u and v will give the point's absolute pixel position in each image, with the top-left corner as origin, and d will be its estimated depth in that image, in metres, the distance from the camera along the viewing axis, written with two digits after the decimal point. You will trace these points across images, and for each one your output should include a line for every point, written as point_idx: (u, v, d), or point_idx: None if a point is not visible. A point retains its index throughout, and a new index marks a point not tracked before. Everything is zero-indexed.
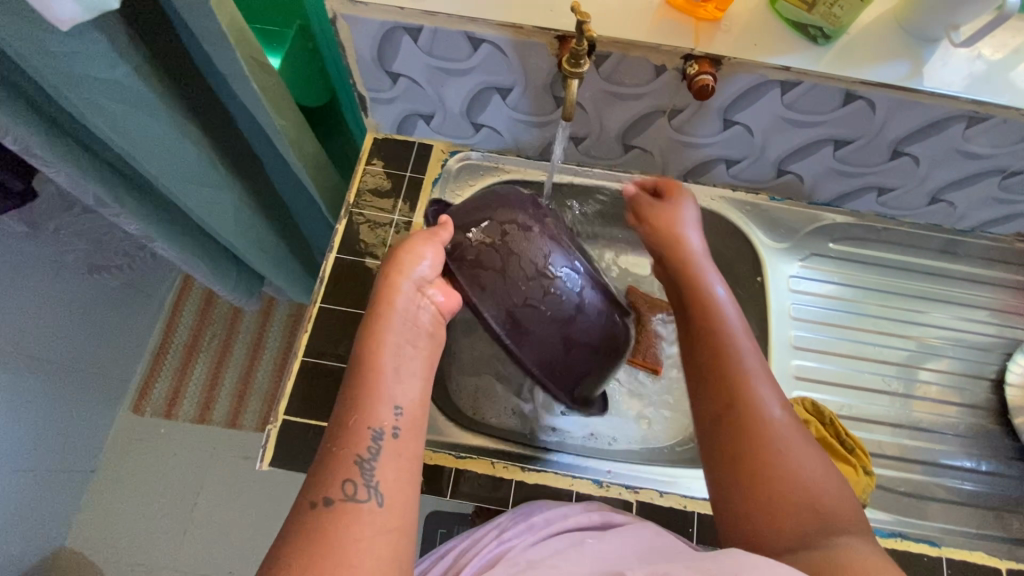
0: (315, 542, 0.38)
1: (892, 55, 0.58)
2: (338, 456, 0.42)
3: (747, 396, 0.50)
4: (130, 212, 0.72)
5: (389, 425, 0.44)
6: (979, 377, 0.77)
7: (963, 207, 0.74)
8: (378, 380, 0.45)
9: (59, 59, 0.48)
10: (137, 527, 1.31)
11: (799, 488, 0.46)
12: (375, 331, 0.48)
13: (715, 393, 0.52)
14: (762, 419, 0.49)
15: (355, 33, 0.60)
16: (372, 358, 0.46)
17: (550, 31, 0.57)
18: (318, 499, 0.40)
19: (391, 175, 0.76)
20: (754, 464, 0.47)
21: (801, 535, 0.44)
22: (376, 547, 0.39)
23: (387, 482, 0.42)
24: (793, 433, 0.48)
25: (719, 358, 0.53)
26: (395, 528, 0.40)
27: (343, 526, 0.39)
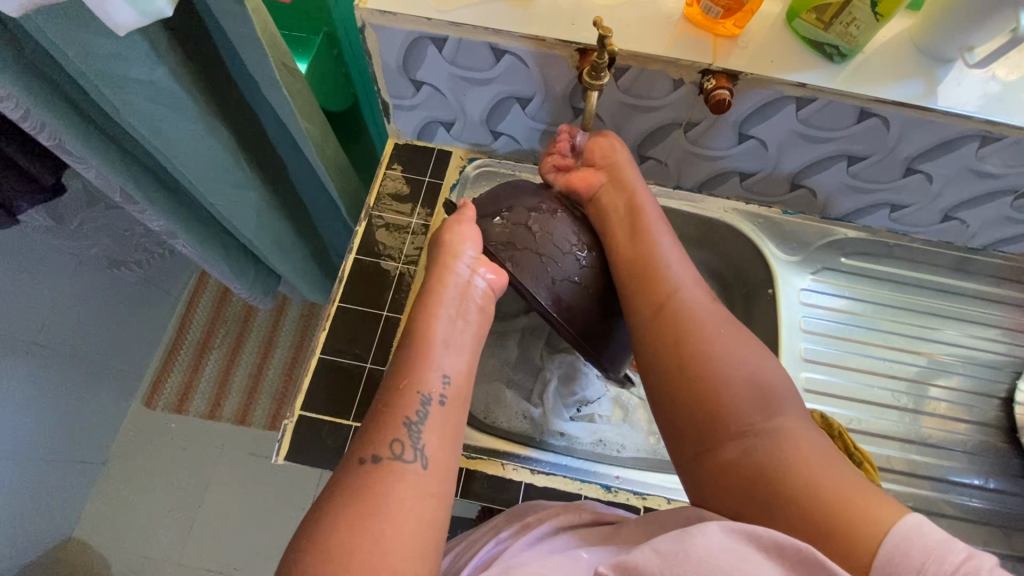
0: (364, 493, 0.44)
1: (907, 74, 0.59)
2: (390, 417, 0.48)
3: (678, 298, 0.57)
4: (157, 209, 0.74)
5: (437, 392, 0.50)
6: (989, 395, 0.77)
7: (976, 225, 0.74)
8: (430, 352, 0.52)
9: (102, 61, 0.50)
10: (145, 520, 1.33)
11: (738, 375, 0.52)
12: (430, 306, 0.55)
13: (650, 302, 0.57)
14: (693, 319, 0.56)
15: (382, 42, 0.62)
16: (425, 330, 0.53)
17: (571, 44, 0.58)
18: (368, 455, 0.47)
19: (410, 180, 0.78)
20: (696, 360, 0.53)
21: (749, 421, 0.50)
22: (415, 505, 0.44)
23: (431, 447, 0.48)
24: (719, 326, 0.56)
25: (650, 267, 0.58)
26: (434, 490, 0.46)
27: (389, 480, 0.45)
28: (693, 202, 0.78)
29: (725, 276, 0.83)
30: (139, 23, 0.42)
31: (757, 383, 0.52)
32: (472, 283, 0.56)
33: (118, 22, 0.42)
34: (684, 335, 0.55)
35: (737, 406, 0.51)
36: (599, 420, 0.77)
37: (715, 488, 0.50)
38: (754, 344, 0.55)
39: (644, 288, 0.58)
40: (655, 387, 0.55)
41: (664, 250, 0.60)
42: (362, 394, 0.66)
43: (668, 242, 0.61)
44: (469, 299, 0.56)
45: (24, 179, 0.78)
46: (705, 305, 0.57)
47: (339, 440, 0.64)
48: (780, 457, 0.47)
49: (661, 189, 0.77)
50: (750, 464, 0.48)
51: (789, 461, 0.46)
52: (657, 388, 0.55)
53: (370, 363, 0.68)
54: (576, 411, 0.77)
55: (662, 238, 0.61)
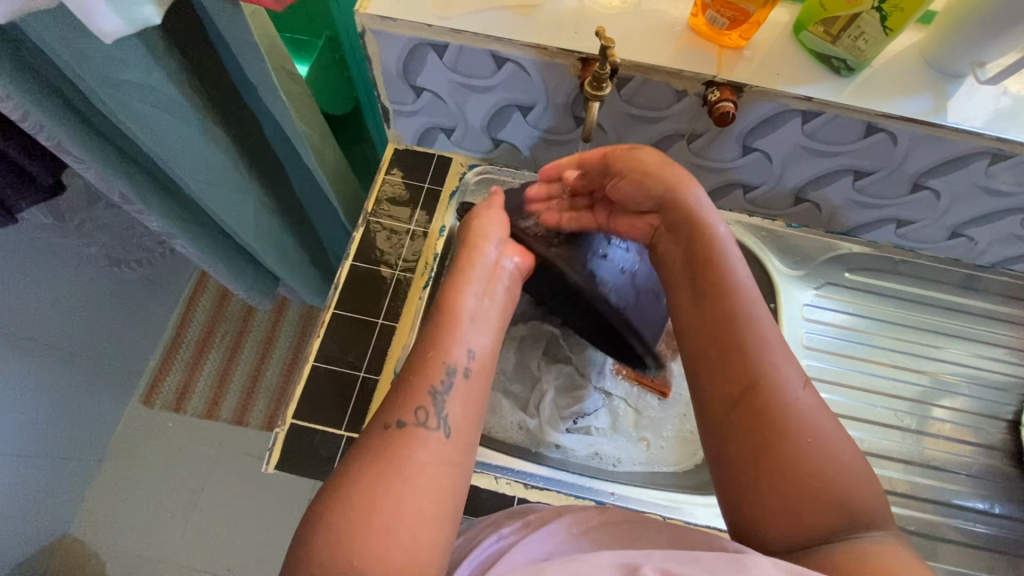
0: (386, 457, 0.43)
1: (915, 89, 0.58)
2: (414, 385, 0.47)
3: (767, 382, 0.49)
4: (154, 212, 0.74)
5: (461, 364, 0.49)
6: (994, 417, 0.75)
7: (984, 242, 0.73)
8: (456, 323, 0.51)
9: (99, 63, 0.50)
10: (139, 520, 1.32)
11: (827, 483, 0.45)
12: (461, 277, 0.54)
13: (728, 381, 0.50)
14: (784, 410, 0.47)
15: (383, 47, 0.61)
16: (452, 301, 0.52)
17: (574, 53, 0.57)
18: (392, 421, 0.45)
19: (410, 186, 0.77)
20: (780, 459, 0.46)
21: (834, 534, 0.44)
22: (436, 473, 0.43)
23: (454, 418, 0.47)
24: (814, 421, 0.47)
25: (733, 341, 0.51)
26: (455, 462, 0.45)
27: (411, 447, 0.44)
28: None
29: None
30: (124, 32, 0.42)
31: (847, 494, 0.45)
32: (499, 264, 0.57)
33: (103, 29, 0.41)
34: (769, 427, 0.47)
35: (820, 516, 0.44)
36: (597, 433, 0.75)
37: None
38: (855, 451, 0.47)
39: (721, 364, 0.51)
40: (721, 474, 0.49)
41: (754, 322, 0.51)
42: (354, 403, 0.65)
43: (760, 308, 0.52)
44: (499, 279, 0.56)
45: (23, 178, 0.77)
46: (800, 395, 0.49)
47: (330, 450, 0.63)
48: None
49: None
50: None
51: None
52: (726, 477, 0.49)
53: (364, 372, 0.67)
54: (573, 424, 0.75)
55: (748, 302, 0.52)
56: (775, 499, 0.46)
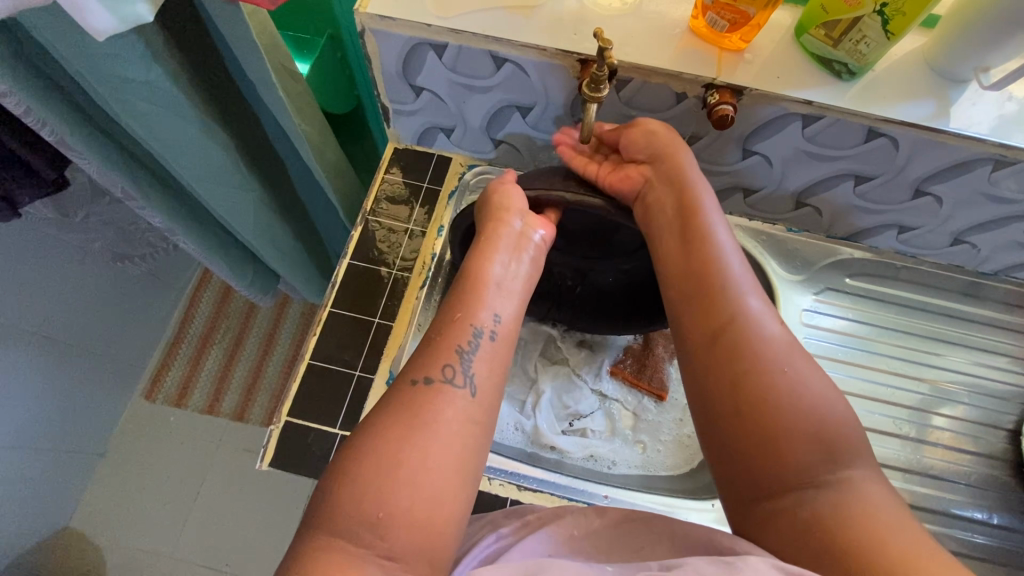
0: (413, 411, 0.43)
1: (918, 94, 0.57)
2: (441, 347, 0.48)
3: (743, 321, 0.51)
4: (156, 207, 0.74)
5: (488, 326, 0.50)
6: (995, 426, 0.74)
7: (987, 249, 0.72)
8: (483, 288, 0.52)
9: (98, 60, 0.50)
10: (138, 514, 1.33)
11: (803, 416, 0.47)
12: (492, 242, 0.55)
13: (706, 323, 0.52)
14: (759, 348, 0.50)
15: (382, 46, 0.61)
16: (479, 267, 0.53)
17: (573, 54, 0.57)
18: (420, 377, 0.46)
19: (409, 185, 0.77)
20: (756, 394, 0.48)
21: (811, 474, 0.45)
22: (461, 429, 0.44)
23: (480, 379, 0.47)
24: (788, 358, 0.50)
25: (712, 284, 0.53)
26: (480, 419, 0.45)
27: (440, 402, 0.44)
28: None
29: None
30: (117, 28, 0.42)
31: (822, 425, 0.47)
32: (525, 235, 0.57)
33: (95, 28, 0.41)
34: (745, 364, 0.49)
35: (796, 447, 0.46)
36: (591, 435, 0.75)
37: (759, 517, 0.47)
38: (831, 386, 0.50)
39: (702, 308, 0.53)
40: (702, 413, 0.51)
41: (731, 266, 0.54)
42: (349, 401, 0.65)
43: (737, 254, 0.55)
44: (527, 248, 0.56)
45: (26, 173, 0.78)
46: (776, 333, 0.51)
47: (325, 448, 0.63)
48: (844, 509, 0.43)
49: None
50: (802, 516, 0.44)
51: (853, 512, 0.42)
52: (706, 414, 0.51)
53: (360, 370, 0.67)
54: (568, 425, 0.75)
55: (727, 248, 0.55)
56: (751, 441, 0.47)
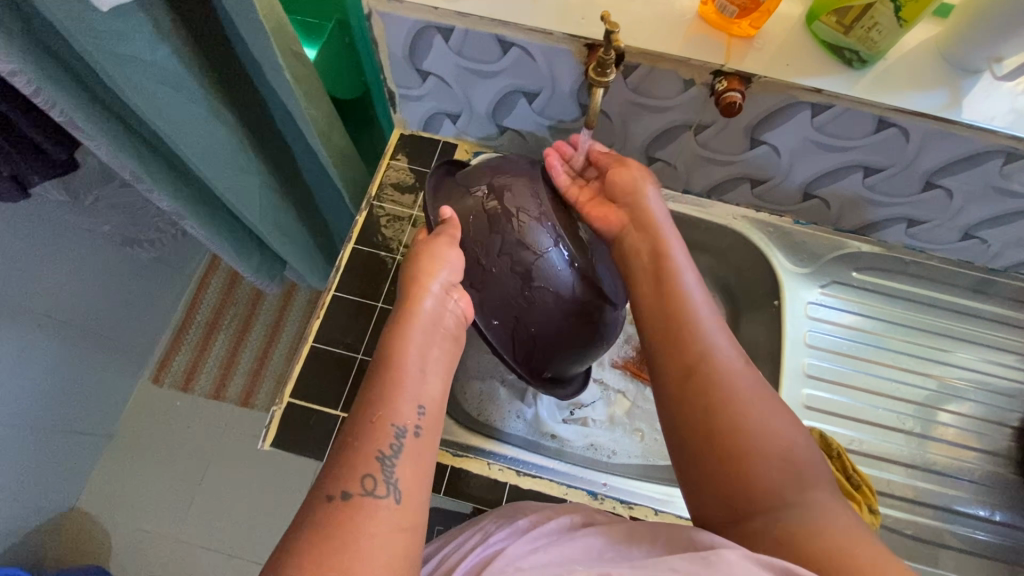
0: (330, 537, 0.38)
1: (931, 84, 0.56)
2: (359, 451, 0.42)
3: (710, 355, 0.50)
4: (163, 190, 0.75)
5: (410, 424, 0.44)
6: (1000, 424, 0.73)
7: (997, 245, 0.71)
8: (403, 377, 0.46)
9: (104, 38, 0.50)
10: (144, 495, 1.34)
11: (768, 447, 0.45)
12: (410, 327, 0.50)
13: (674, 360, 0.51)
14: (725, 382, 0.48)
15: (389, 30, 0.61)
16: (396, 356, 0.48)
17: (580, 39, 0.57)
18: (336, 492, 0.40)
19: (414, 172, 0.77)
20: (723, 430, 0.46)
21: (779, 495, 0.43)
22: (387, 543, 0.39)
23: (406, 482, 0.42)
24: (755, 394, 0.48)
25: (677, 318, 0.53)
26: (409, 526, 0.40)
27: (358, 522, 0.39)
28: (703, 208, 0.76)
29: (731, 285, 0.82)
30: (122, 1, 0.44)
31: (791, 458, 0.44)
32: (442, 312, 0.53)
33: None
34: (711, 400, 0.48)
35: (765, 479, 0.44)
36: (593, 424, 0.76)
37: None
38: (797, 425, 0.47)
39: (668, 344, 0.52)
40: (678, 459, 0.49)
41: (698, 303, 0.53)
42: (351, 384, 0.66)
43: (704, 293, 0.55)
44: (438, 327, 0.52)
45: (36, 152, 0.79)
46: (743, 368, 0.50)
47: (326, 430, 0.64)
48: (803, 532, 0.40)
49: (668, 193, 0.76)
50: (773, 535, 0.41)
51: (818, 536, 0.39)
52: (681, 460, 0.49)
53: (362, 354, 0.67)
54: (569, 414, 0.75)
55: (691, 288, 0.54)
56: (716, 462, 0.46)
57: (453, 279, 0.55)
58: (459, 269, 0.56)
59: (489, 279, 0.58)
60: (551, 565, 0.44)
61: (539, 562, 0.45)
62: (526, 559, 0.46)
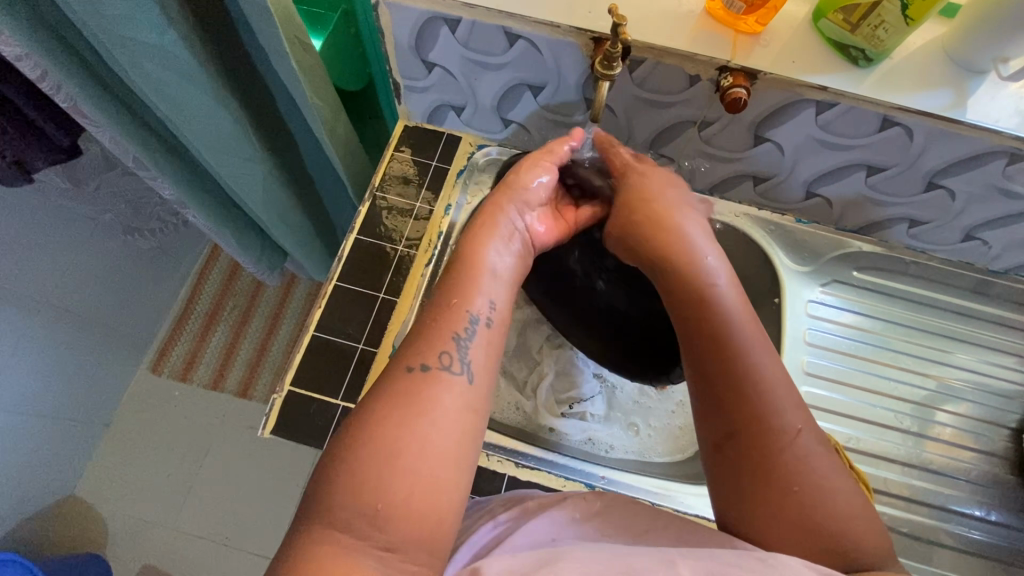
0: (409, 400, 0.40)
1: (935, 84, 0.56)
2: (432, 334, 0.44)
3: (762, 428, 0.46)
4: (166, 177, 0.75)
5: (484, 313, 0.46)
6: (998, 424, 0.74)
7: (998, 247, 0.71)
8: (479, 276, 0.48)
9: (113, 21, 0.50)
10: (140, 485, 1.34)
11: (821, 531, 0.43)
12: (485, 228, 0.51)
13: (720, 429, 0.48)
14: (777, 462, 0.45)
15: (395, 20, 0.61)
16: (475, 251, 0.49)
17: (586, 32, 0.57)
18: (414, 364, 0.42)
19: (417, 164, 0.77)
20: (769, 509, 0.44)
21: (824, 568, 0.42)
22: (456, 420, 0.40)
23: (477, 365, 0.44)
24: (810, 468, 0.45)
25: (725, 384, 0.48)
26: (478, 409, 0.42)
27: (434, 392, 0.41)
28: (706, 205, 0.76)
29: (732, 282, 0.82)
30: None
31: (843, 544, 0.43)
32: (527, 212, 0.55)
33: None
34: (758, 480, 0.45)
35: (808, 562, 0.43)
36: (591, 418, 0.75)
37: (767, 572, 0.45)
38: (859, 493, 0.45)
39: (715, 410, 0.48)
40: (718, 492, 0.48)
41: (756, 364, 0.48)
42: (352, 374, 0.66)
43: (761, 344, 0.49)
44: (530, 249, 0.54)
45: (40, 137, 0.79)
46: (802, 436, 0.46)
47: (326, 418, 0.64)
48: None
49: None
50: None
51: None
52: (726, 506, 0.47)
53: (363, 344, 0.67)
54: (567, 409, 0.75)
55: (758, 353, 0.48)
56: (767, 521, 0.44)
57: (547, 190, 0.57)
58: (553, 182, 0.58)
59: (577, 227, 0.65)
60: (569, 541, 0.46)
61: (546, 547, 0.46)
62: (540, 539, 0.47)
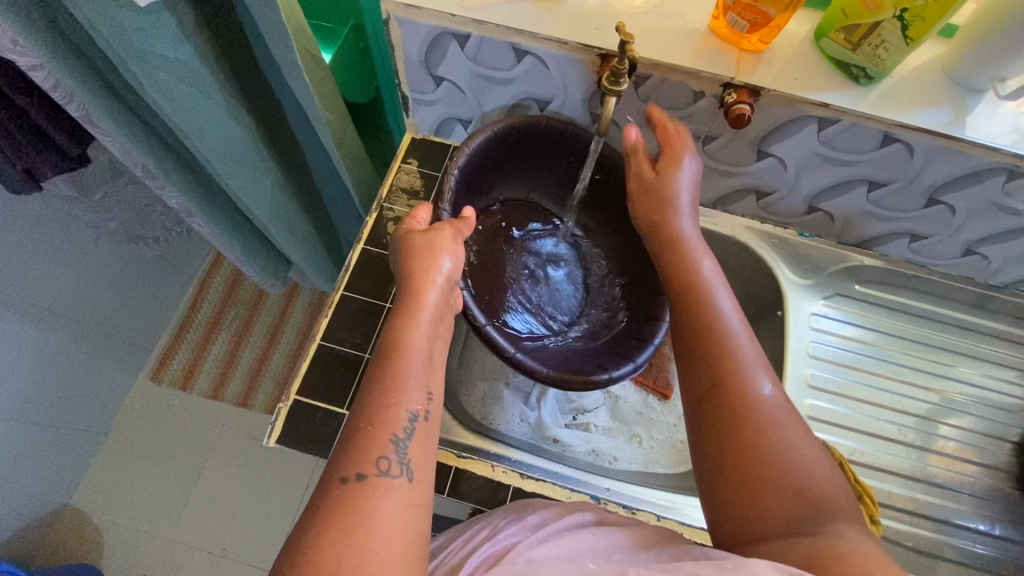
0: (350, 512, 0.40)
1: (935, 102, 0.57)
2: (371, 434, 0.44)
3: (731, 379, 0.50)
4: (175, 186, 0.75)
5: (421, 409, 0.47)
6: (1000, 438, 0.74)
7: (998, 261, 0.72)
8: (410, 366, 0.48)
9: (131, 35, 0.51)
10: (137, 495, 1.33)
11: (785, 473, 0.46)
12: (416, 313, 0.52)
13: (696, 379, 0.52)
14: (744, 405, 0.48)
15: (405, 35, 0.62)
16: (404, 339, 0.49)
17: (593, 49, 0.58)
18: (351, 473, 0.42)
19: (424, 176, 0.77)
20: (739, 451, 0.47)
21: (793, 521, 0.44)
22: (402, 520, 0.41)
23: (416, 462, 0.44)
24: (778, 419, 0.48)
25: (703, 341, 0.52)
26: (420, 503, 0.43)
27: (376, 498, 0.41)
28: (708, 219, 0.77)
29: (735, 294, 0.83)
30: None
31: (810, 492, 0.45)
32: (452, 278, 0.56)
33: None
34: (732, 424, 0.48)
35: (777, 508, 0.45)
36: (595, 430, 0.76)
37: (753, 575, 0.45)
38: (827, 460, 0.47)
39: (694, 364, 0.53)
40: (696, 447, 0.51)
41: (730, 327, 0.52)
42: (358, 384, 0.66)
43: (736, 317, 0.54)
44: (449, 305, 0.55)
45: (49, 144, 0.80)
46: (769, 393, 0.49)
47: (332, 428, 0.64)
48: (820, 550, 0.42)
49: None
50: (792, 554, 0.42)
51: (836, 562, 0.40)
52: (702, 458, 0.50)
53: (369, 354, 0.68)
54: (572, 419, 0.77)
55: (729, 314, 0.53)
56: (729, 464, 0.47)
57: (455, 277, 0.56)
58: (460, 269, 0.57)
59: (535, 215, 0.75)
60: (561, 557, 0.46)
61: (548, 554, 0.47)
62: (536, 549, 0.48)
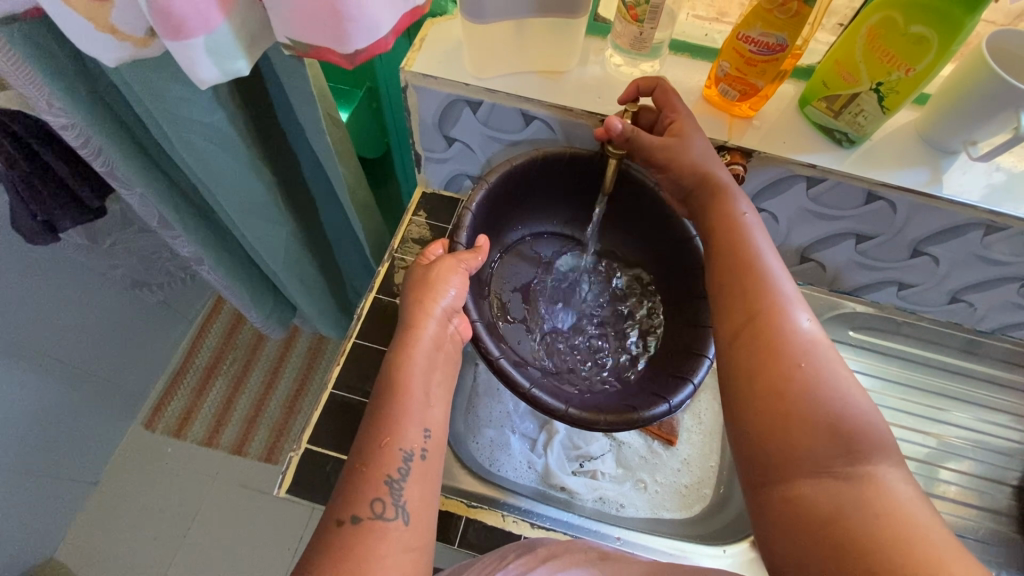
0: (347, 559, 0.41)
1: (913, 163, 0.62)
2: (367, 478, 0.45)
3: (770, 316, 0.51)
4: (191, 237, 0.78)
5: (418, 447, 0.48)
6: (1000, 482, 0.75)
7: (983, 308, 0.76)
8: (408, 407, 0.49)
9: (169, 102, 0.54)
10: (124, 548, 1.28)
11: (822, 412, 0.46)
12: (416, 354, 0.52)
13: (730, 319, 0.54)
14: (781, 343, 0.50)
15: (421, 100, 0.67)
16: (402, 379, 0.50)
17: (597, 116, 0.63)
18: (346, 517, 0.43)
19: (433, 227, 0.81)
20: (773, 384, 0.48)
21: (827, 464, 0.44)
22: (397, 565, 0.42)
23: (412, 503, 0.45)
24: (816, 357, 0.49)
25: (740, 281, 0.54)
26: (416, 546, 0.44)
27: (371, 543, 0.42)
28: None
29: None
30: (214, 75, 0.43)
31: (847, 430, 0.45)
32: (447, 316, 0.56)
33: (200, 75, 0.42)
34: (766, 358, 0.49)
35: (813, 445, 0.45)
36: (602, 477, 0.76)
37: (772, 534, 0.46)
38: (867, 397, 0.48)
39: (731, 304, 0.54)
40: (731, 391, 0.51)
41: (765, 267, 0.54)
42: None
43: (771, 255, 0.55)
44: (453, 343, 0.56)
45: (70, 198, 0.83)
46: (807, 330, 0.50)
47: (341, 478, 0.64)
48: (850, 503, 0.42)
49: None
50: (821, 501, 0.43)
51: (866, 511, 0.41)
52: (733, 400, 0.51)
53: None
54: (579, 466, 0.76)
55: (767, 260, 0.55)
56: (757, 403, 0.49)
57: (453, 310, 0.57)
58: (464, 298, 0.58)
59: (556, 241, 0.74)
60: None
61: None
62: None
